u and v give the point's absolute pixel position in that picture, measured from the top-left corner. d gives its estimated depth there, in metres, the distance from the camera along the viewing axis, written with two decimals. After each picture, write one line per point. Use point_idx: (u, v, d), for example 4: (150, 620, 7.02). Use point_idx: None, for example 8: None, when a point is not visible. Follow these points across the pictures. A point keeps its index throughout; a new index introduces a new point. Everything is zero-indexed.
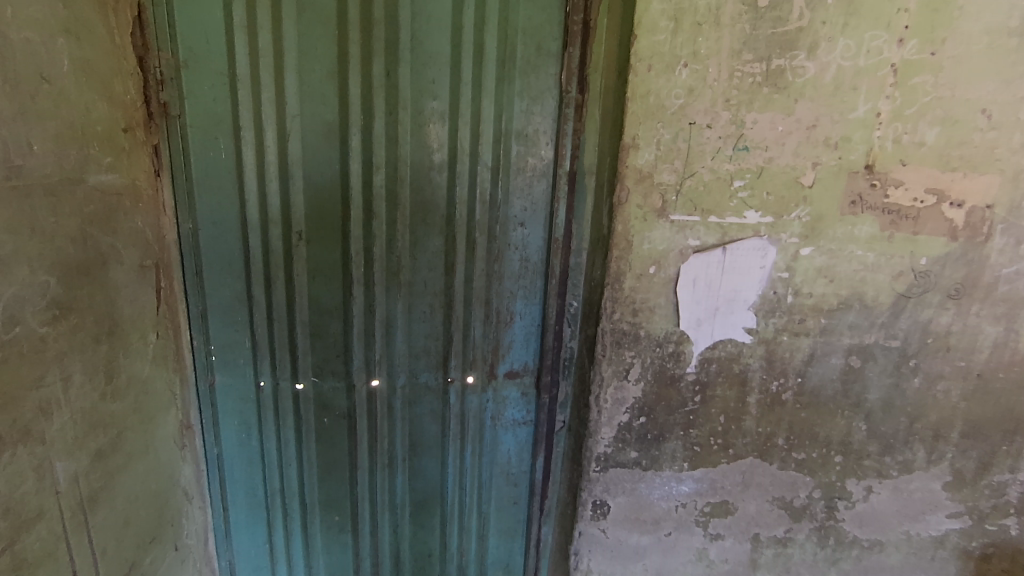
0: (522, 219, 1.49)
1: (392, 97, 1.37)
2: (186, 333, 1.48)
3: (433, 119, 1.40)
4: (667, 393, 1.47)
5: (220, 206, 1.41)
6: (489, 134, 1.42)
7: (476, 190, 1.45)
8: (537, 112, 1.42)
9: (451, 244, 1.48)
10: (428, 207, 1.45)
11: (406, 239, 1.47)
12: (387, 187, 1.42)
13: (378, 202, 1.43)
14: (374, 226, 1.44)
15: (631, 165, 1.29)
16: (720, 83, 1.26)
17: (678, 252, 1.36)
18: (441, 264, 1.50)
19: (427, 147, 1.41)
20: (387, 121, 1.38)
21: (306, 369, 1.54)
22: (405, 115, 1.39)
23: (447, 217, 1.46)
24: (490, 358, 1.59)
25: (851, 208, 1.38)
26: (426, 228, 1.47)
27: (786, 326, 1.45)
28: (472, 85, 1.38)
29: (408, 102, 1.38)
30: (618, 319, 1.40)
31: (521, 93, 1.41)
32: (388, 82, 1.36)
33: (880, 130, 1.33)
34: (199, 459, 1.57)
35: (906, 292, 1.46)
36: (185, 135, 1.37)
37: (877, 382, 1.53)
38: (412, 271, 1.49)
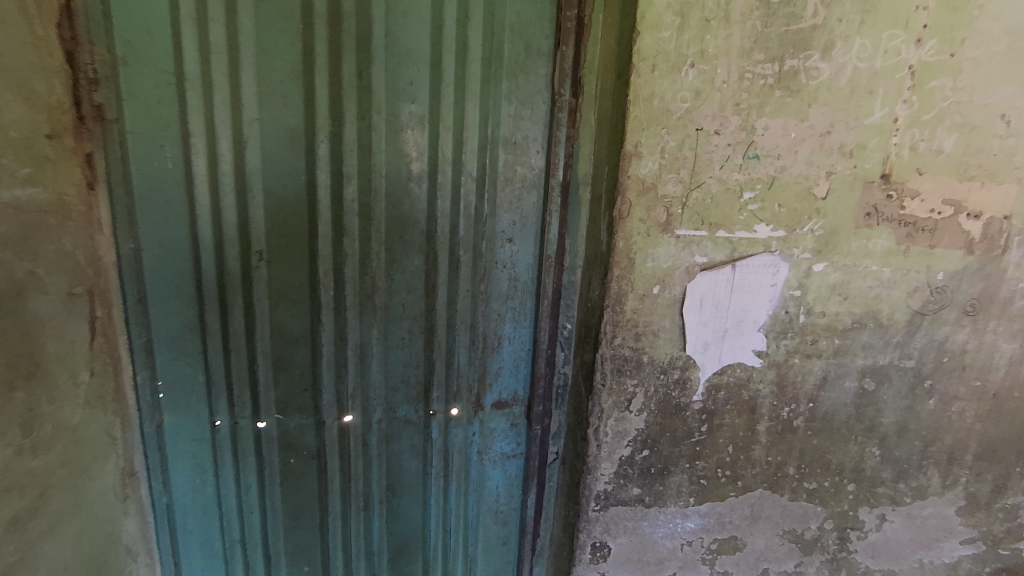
0: (510, 234, 1.36)
1: (365, 100, 1.22)
2: (128, 368, 1.30)
3: (411, 124, 1.25)
4: (671, 423, 1.34)
5: (167, 223, 1.24)
6: (474, 142, 1.28)
7: (460, 204, 1.31)
8: (526, 117, 1.29)
9: (432, 262, 1.34)
10: (406, 222, 1.30)
11: (381, 258, 1.31)
12: (360, 201, 1.27)
13: (350, 217, 1.27)
14: (345, 244, 1.28)
15: (634, 175, 1.17)
16: (730, 86, 1.14)
17: (684, 270, 1.24)
18: (421, 285, 1.35)
19: (404, 156, 1.26)
20: (359, 127, 1.23)
21: (269, 405, 1.37)
22: (380, 120, 1.24)
23: (428, 233, 1.32)
24: (476, 387, 1.45)
25: (865, 221, 1.28)
26: (404, 246, 1.32)
27: (798, 348, 1.34)
28: (454, 87, 1.24)
29: (383, 105, 1.23)
30: (619, 344, 1.27)
31: (509, 96, 1.27)
32: (360, 82, 1.21)
33: (897, 137, 1.23)
34: (146, 510, 1.38)
35: (921, 309, 1.37)
36: (125, 143, 1.19)
37: (891, 405, 1.44)
38: (388, 293, 1.34)
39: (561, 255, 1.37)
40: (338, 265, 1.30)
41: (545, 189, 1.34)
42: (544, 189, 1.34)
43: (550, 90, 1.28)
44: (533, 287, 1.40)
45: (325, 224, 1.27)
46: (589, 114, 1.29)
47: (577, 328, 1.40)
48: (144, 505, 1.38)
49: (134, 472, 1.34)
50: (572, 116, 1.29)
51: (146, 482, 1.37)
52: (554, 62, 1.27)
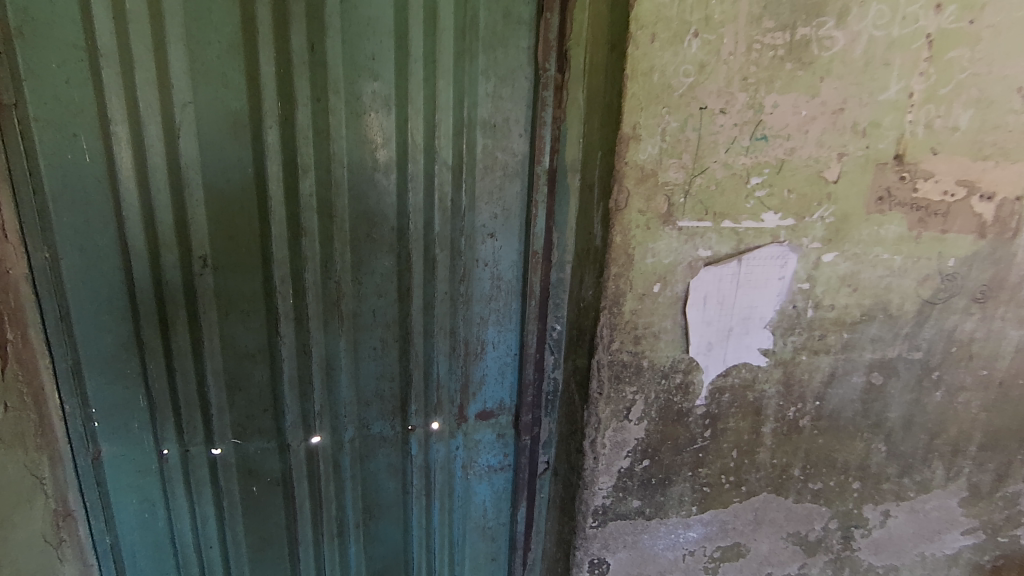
0: (492, 229, 1.22)
1: (320, 78, 1.05)
2: (53, 397, 1.12)
3: (375, 106, 1.09)
4: (673, 430, 1.24)
5: (89, 227, 1.06)
6: (448, 126, 1.12)
7: (435, 197, 1.16)
8: (506, 97, 1.14)
9: (405, 263, 1.19)
10: (374, 219, 1.15)
11: (347, 260, 1.16)
12: (318, 195, 1.10)
13: (308, 215, 1.11)
14: (303, 246, 1.12)
15: (631, 162, 1.04)
16: (736, 58, 1.02)
17: (686, 266, 1.12)
18: (394, 288, 1.20)
19: (369, 143, 1.11)
20: (314, 110, 1.06)
21: (225, 430, 1.20)
22: (338, 102, 1.07)
23: (399, 230, 1.17)
24: (458, 398, 1.31)
25: (877, 206, 1.18)
26: (372, 245, 1.16)
27: (805, 344, 1.25)
28: (424, 62, 1.08)
29: (341, 84, 1.06)
30: (617, 349, 1.14)
31: (486, 73, 1.12)
32: (313, 58, 1.04)
33: (912, 113, 1.13)
34: (87, 553, 1.21)
35: (931, 298, 1.28)
36: (28, 132, 1.00)
37: (898, 399, 1.36)
38: (356, 299, 1.19)
39: (549, 250, 1.24)
40: (297, 270, 1.13)
41: (529, 177, 1.20)
42: (528, 178, 1.20)
43: (533, 66, 1.14)
44: (518, 286, 1.27)
45: (279, 223, 1.10)
46: (577, 92, 1.15)
47: (568, 330, 1.27)
48: (85, 548, 1.21)
49: (67, 513, 1.16)
50: (557, 95, 1.15)
51: (85, 522, 1.20)
52: (536, 33, 1.12)
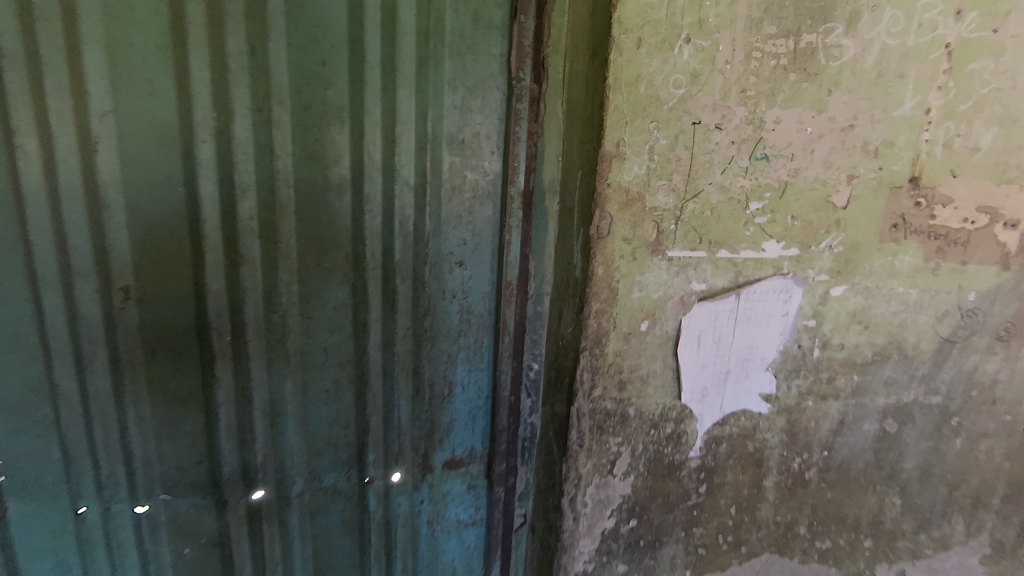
0: (461, 257, 1.08)
1: (262, 86, 0.92)
2: None
3: (326, 118, 0.96)
4: (664, 486, 1.09)
5: None
6: (409, 142, 0.99)
7: (395, 221, 1.03)
8: (476, 110, 1.02)
9: (361, 294, 1.05)
10: (325, 245, 1.01)
11: (294, 291, 1.02)
12: (260, 218, 0.97)
13: (248, 240, 0.97)
14: (243, 275, 0.98)
15: (614, 183, 0.91)
16: (734, 67, 0.90)
17: (677, 301, 0.99)
18: (348, 323, 1.06)
19: (319, 159, 0.97)
20: (255, 122, 0.93)
21: (153, 485, 1.05)
22: (283, 113, 0.94)
23: (355, 258, 1.03)
24: (423, 446, 1.17)
25: (891, 234, 1.05)
26: (324, 275, 1.03)
27: (811, 388, 1.11)
28: (382, 70, 0.96)
29: (288, 93, 0.93)
30: (600, 396, 1.01)
31: (453, 83, 1.00)
32: (255, 63, 0.91)
33: (929, 132, 1.01)
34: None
35: (951, 336, 1.15)
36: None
37: (914, 448, 1.22)
38: (305, 335, 1.05)
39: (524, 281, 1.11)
40: (235, 302, 0.99)
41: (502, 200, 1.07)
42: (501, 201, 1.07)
43: (506, 76, 1.02)
44: (491, 321, 1.13)
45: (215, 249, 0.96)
46: (555, 106, 1.03)
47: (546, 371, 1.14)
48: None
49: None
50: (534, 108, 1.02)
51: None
52: (509, 40, 1.00)
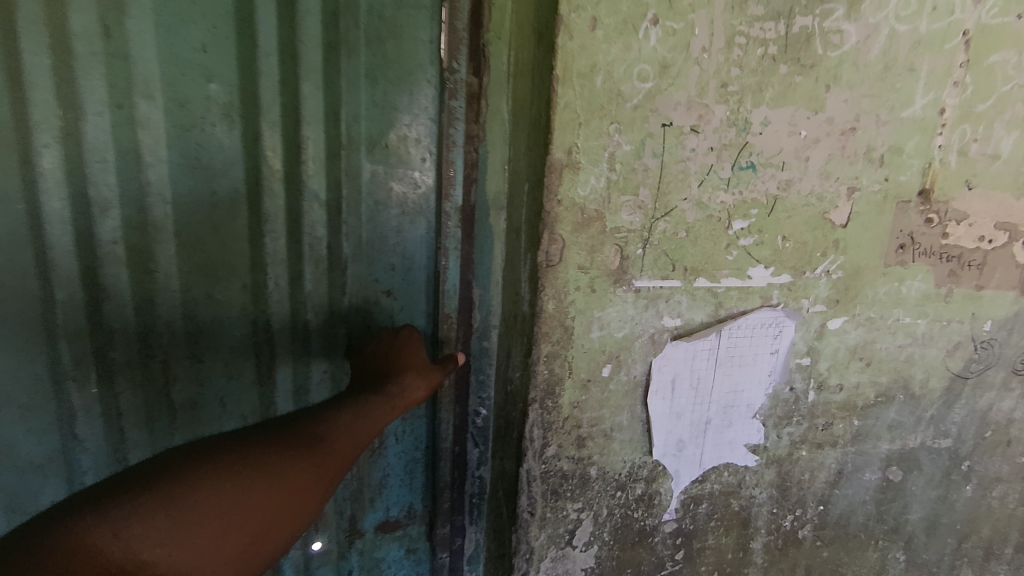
0: (388, 285, 0.91)
1: (121, 75, 0.72)
2: None
3: (210, 118, 0.77)
4: (633, 556, 0.92)
5: None
6: (318, 147, 0.81)
7: (303, 243, 0.84)
8: (402, 108, 0.84)
9: (265, 332, 0.87)
10: (216, 275, 0.82)
11: (178, 331, 0.83)
12: (128, 244, 0.77)
13: (113, 269, 0.77)
14: (108, 315, 0.79)
15: (567, 199, 0.73)
16: (712, 56, 0.73)
17: (646, 340, 0.81)
18: (251, 366, 0.88)
19: (202, 169, 0.78)
20: (114, 122, 0.73)
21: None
22: (153, 111, 0.74)
23: (255, 288, 0.84)
24: (348, 509, 0.98)
25: (897, 256, 0.89)
26: (216, 310, 0.84)
27: (805, 436, 0.95)
28: (280, 57, 0.77)
29: (158, 85, 0.74)
30: (554, 455, 0.83)
31: (371, 76, 0.82)
32: (111, 47, 0.71)
33: (942, 136, 0.85)
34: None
35: (963, 372, 1.00)
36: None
37: (921, 497, 1.07)
38: (196, 382, 0.86)
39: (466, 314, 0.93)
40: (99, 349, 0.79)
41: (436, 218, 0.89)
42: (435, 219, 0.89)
43: (436, 68, 0.84)
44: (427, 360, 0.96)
45: (69, 283, 0.76)
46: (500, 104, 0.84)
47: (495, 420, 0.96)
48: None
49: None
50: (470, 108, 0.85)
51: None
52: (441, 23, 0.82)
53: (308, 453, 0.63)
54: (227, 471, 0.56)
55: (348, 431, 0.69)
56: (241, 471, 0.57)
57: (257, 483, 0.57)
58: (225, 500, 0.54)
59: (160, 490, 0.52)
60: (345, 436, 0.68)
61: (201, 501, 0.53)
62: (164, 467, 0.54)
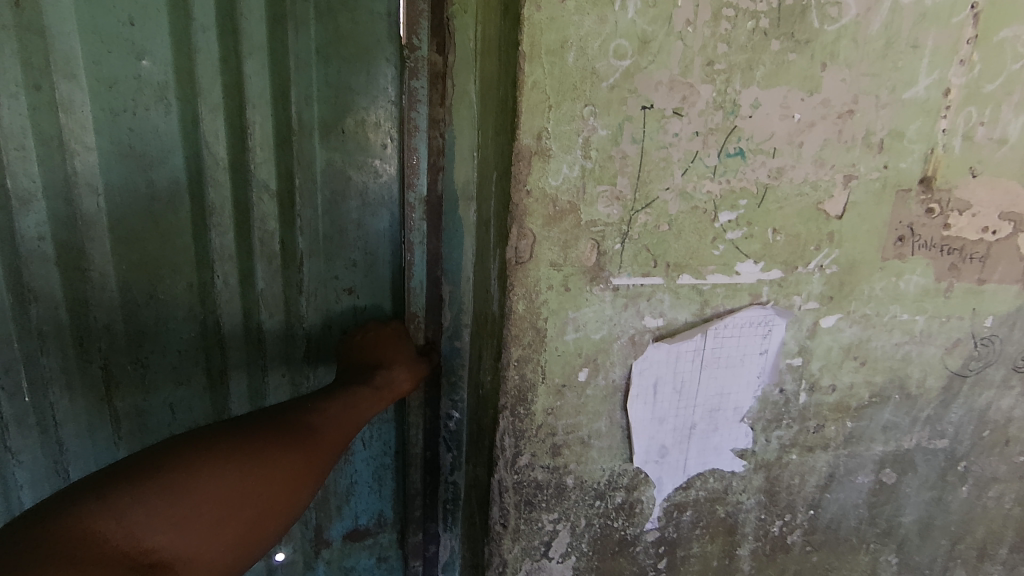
0: (350, 283, 0.87)
1: (40, 60, 0.70)
2: None
3: (143, 105, 0.74)
4: (614, 567, 0.87)
5: None
6: (265, 135, 0.77)
7: (252, 238, 0.80)
8: (359, 90, 0.79)
9: (214, 329, 0.85)
10: (158, 274, 0.81)
11: (122, 327, 0.82)
12: (55, 244, 0.76)
13: (46, 264, 0.77)
14: (37, 317, 0.79)
15: (536, 189, 0.67)
16: (697, 30, 0.66)
17: (626, 342, 0.75)
18: (200, 364, 0.86)
19: (137, 160, 0.76)
20: (32, 105, 0.71)
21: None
22: (75, 93, 0.72)
23: (201, 285, 0.82)
24: (313, 518, 0.94)
25: (896, 249, 0.83)
26: (159, 310, 0.83)
27: (795, 439, 0.90)
28: (219, 31, 0.72)
29: (82, 62, 0.71)
30: (527, 465, 0.78)
31: (325, 54, 0.76)
32: (26, 26, 0.68)
33: (946, 120, 0.79)
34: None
35: (962, 370, 0.95)
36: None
37: (915, 499, 1.02)
38: (143, 380, 0.86)
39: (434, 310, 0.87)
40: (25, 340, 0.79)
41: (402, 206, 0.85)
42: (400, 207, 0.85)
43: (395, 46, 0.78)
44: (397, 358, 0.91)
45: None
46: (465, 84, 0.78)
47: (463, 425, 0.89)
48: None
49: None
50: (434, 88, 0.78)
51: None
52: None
53: (301, 442, 0.64)
54: (225, 460, 0.58)
55: (339, 421, 0.70)
56: (238, 459, 0.58)
57: (252, 475, 0.59)
58: (222, 490, 0.56)
59: (163, 480, 0.54)
60: (338, 426, 0.69)
61: (197, 492, 0.55)
62: (166, 456, 0.56)
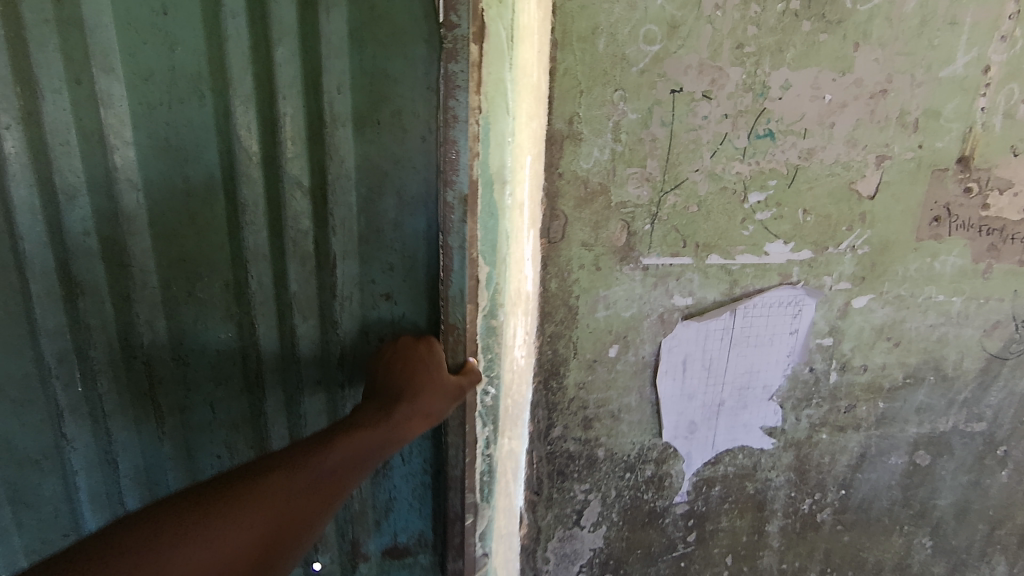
0: (387, 287, 0.67)
1: (75, 46, 0.59)
2: None
3: (174, 93, 0.60)
4: (644, 537, 0.90)
5: None
6: (296, 129, 0.61)
7: (286, 238, 0.65)
8: (396, 77, 0.60)
9: (250, 337, 0.69)
10: (196, 272, 0.67)
11: (158, 333, 0.69)
12: (99, 234, 0.65)
13: (86, 263, 0.66)
14: (85, 311, 0.68)
15: (567, 172, 0.70)
16: (726, 14, 0.67)
17: (656, 320, 0.78)
18: (237, 376, 0.71)
19: (165, 146, 0.62)
20: (74, 100, 0.61)
21: (18, 555, 0.80)
22: (113, 86, 0.60)
23: (237, 287, 0.67)
24: (349, 528, 0.80)
25: (931, 230, 0.83)
26: (198, 310, 0.68)
27: (826, 419, 0.91)
28: (249, 18, 0.58)
29: (118, 56, 0.59)
30: (559, 436, 0.82)
31: (357, 37, 0.58)
32: (63, 13, 0.58)
33: (986, 97, 0.78)
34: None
35: (1001, 352, 0.93)
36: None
37: (951, 483, 1.02)
38: (183, 393, 0.72)
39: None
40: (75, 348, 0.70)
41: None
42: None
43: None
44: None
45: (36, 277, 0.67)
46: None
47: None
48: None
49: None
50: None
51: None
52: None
53: (290, 499, 0.50)
54: (197, 530, 0.45)
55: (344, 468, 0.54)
56: (212, 531, 0.45)
57: (231, 547, 0.45)
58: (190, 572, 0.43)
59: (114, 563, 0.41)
60: (344, 472, 0.54)
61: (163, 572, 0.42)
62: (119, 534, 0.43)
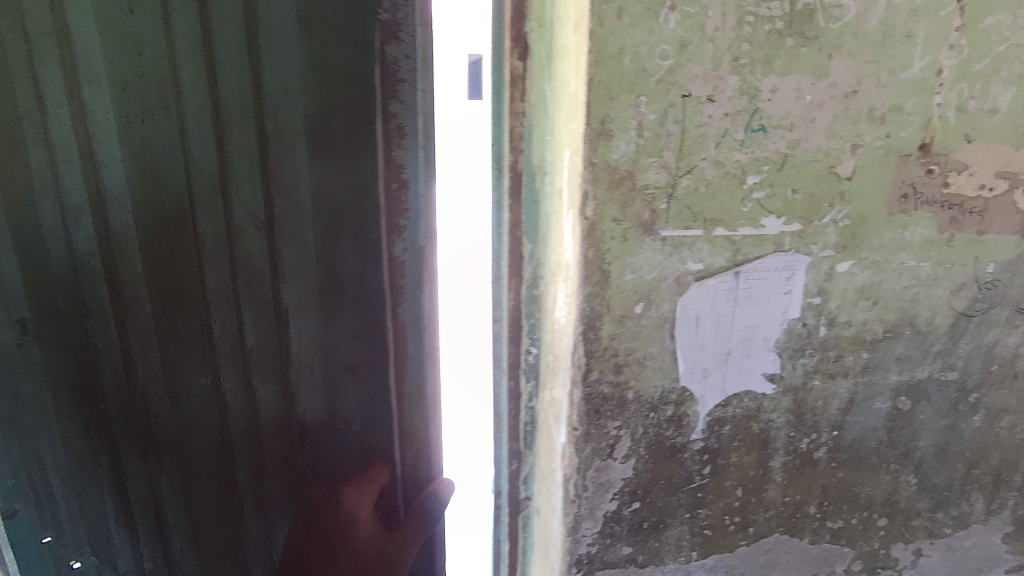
0: (352, 360, 1.25)
1: (82, 130, 1.03)
2: None
3: (156, 163, 1.07)
4: (666, 469, 1.08)
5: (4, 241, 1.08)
6: (246, 144, 1.07)
7: (239, 290, 1.17)
8: (350, 70, 1.07)
9: (222, 389, 1.24)
10: (180, 308, 1.17)
11: (158, 371, 1.21)
12: (100, 255, 1.11)
13: (93, 284, 1.12)
14: (93, 328, 1.15)
15: (601, 161, 0.88)
16: (725, 34, 0.85)
17: (673, 282, 0.96)
18: (217, 404, 1.25)
19: (179, 201, 1.10)
20: (70, 112, 1.01)
21: (81, 545, 1.32)
22: (98, 95, 1.01)
23: (208, 348, 1.20)
24: None
25: (901, 205, 1.00)
26: (182, 348, 1.20)
27: (818, 367, 1.08)
28: (206, 82, 1.03)
29: (105, 74, 1.01)
30: (595, 380, 0.99)
31: (315, 79, 1.06)
32: (68, 63, 0.99)
33: (941, 95, 0.95)
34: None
35: (968, 310, 1.10)
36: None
37: (930, 425, 1.18)
38: (162, 418, 1.24)
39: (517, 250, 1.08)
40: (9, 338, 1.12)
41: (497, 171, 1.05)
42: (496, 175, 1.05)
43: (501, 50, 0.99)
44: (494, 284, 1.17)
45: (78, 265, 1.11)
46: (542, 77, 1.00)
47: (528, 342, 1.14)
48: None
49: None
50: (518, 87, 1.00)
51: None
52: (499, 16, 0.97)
53: None
54: None
55: None
56: None
57: None
58: None
59: None
60: None
61: None
62: None
